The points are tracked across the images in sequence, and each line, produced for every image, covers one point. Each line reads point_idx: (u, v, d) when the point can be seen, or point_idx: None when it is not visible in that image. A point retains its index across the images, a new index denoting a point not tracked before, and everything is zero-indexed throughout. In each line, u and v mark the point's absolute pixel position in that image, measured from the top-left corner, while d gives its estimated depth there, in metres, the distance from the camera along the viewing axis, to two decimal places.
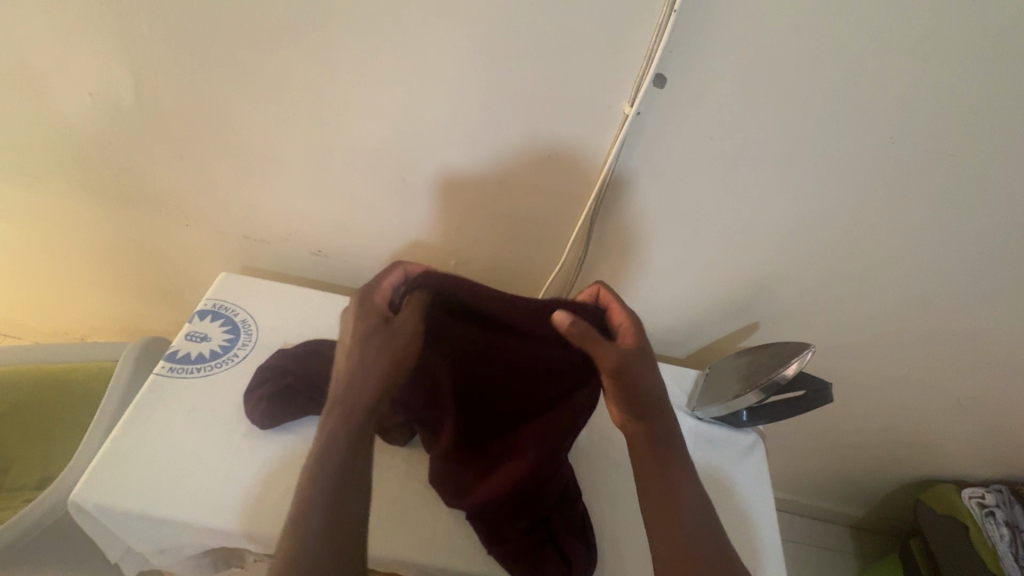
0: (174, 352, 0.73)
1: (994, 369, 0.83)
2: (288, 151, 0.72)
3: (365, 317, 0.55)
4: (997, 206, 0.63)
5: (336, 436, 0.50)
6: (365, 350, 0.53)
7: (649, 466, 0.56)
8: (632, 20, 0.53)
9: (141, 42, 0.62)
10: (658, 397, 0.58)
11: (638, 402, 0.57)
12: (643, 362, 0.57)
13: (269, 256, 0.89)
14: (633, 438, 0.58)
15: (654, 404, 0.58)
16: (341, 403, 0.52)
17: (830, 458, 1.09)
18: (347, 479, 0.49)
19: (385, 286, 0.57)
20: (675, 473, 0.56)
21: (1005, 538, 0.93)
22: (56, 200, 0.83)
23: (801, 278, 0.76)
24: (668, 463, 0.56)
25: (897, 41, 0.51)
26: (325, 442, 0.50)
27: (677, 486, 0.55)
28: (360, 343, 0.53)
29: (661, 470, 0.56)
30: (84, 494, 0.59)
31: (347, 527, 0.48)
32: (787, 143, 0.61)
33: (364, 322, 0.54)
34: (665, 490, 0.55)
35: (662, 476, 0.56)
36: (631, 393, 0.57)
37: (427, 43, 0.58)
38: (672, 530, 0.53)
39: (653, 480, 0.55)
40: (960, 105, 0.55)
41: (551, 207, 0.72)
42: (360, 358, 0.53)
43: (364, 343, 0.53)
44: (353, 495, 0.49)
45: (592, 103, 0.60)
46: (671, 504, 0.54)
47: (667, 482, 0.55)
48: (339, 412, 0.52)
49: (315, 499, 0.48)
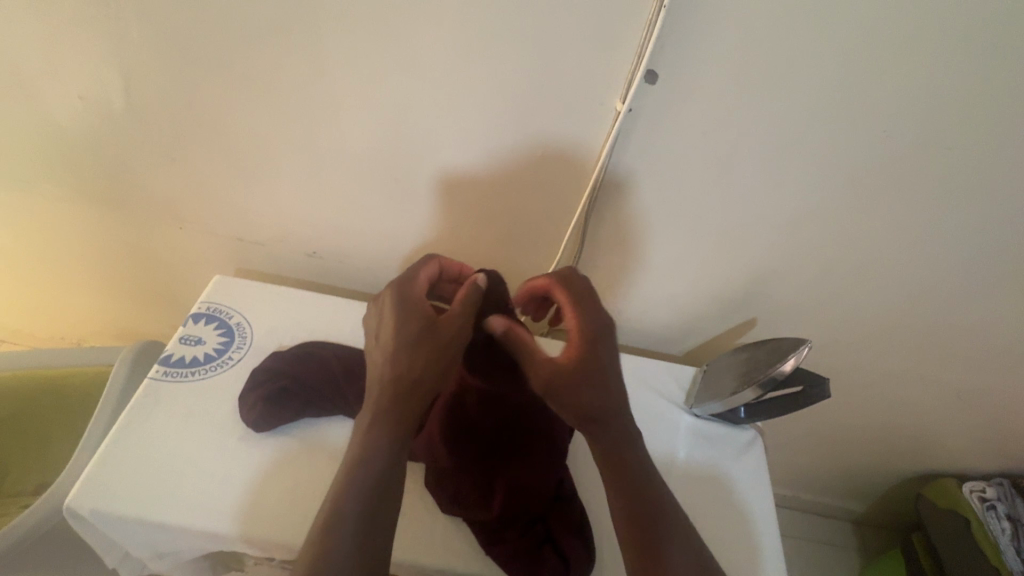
0: (169, 356, 0.73)
1: (997, 362, 0.82)
2: (281, 152, 0.71)
3: (412, 318, 0.55)
4: (995, 198, 0.62)
5: (378, 439, 0.51)
6: (417, 350, 0.54)
7: (616, 471, 0.55)
8: (622, 15, 0.52)
9: (128, 44, 0.61)
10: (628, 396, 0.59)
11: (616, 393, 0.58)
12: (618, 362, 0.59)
13: (263, 258, 0.88)
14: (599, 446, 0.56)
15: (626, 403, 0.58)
16: (392, 400, 0.53)
17: (830, 453, 1.08)
18: (386, 490, 0.50)
19: (421, 280, 0.60)
20: (643, 476, 0.55)
21: (1007, 531, 0.92)
22: (50, 205, 0.83)
23: (797, 273, 0.76)
24: (636, 467, 0.56)
25: (890, 34, 0.51)
26: (369, 445, 0.51)
27: (649, 490, 0.54)
28: (408, 346, 0.54)
29: (633, 474, 0.55)
30: (79, 500, 0.59)
31: (379, 534, 0.48)
32: (780, 138, 0.60)
33: (413, 321, 0.55)
34: (635, 494, 0.54)
35: (632, 479, 0.55)
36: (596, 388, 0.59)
37: (416, 44, 0.58)
38: (646, 539, 0.51)
39: (621, 483, 0.54)
40: (955, 99, 0.55)
41: (546, 204, 0.72)
42: (421, 353, 0.54)
43: (416, 342, 0.54)
44: (389, 504, 0.50)
45: (584, 100, 0.60)
46: (646, 508, 0.53)
47: (637, 484, 0.54)
48: (393, 401, 0.53)
49: (353, 494, 0.49)
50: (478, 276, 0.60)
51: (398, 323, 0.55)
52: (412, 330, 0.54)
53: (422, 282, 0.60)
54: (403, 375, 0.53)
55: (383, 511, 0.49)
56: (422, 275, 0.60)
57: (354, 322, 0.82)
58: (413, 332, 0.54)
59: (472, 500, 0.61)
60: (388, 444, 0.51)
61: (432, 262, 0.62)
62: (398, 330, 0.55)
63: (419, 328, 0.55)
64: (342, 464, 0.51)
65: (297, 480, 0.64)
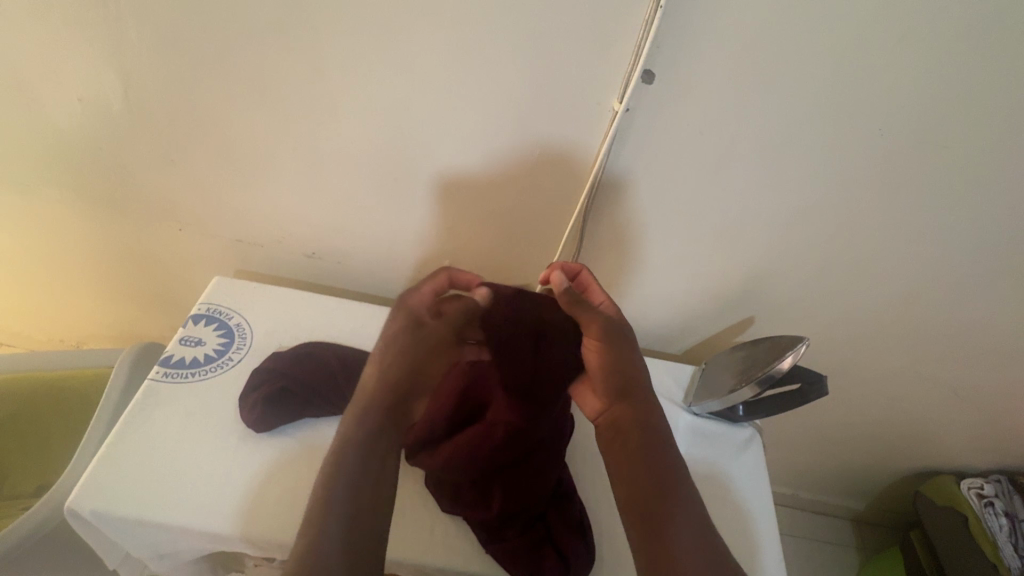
0: (170, 357, 0.73)
1: (994, 358, 0.82)
2: (280, 153, 0.71)
3: (400, 317, 0.60)
4: (989, 196, 0.63)
5: (355, 428, 0.55)
6: (396, 346, 0.59)
7: (632, 460, 0.56)
8: (619, 14, 0.53)
9: (127, 45, 0.61)
10: (634, 377, 0.60)
11: (621, 375, 0.59)
12: (620, 338, 0.59)
13: (263, 259, 0.89)
14: (614, 425, 0.58)
15: (629, 384, 0.59)
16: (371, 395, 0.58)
17: (829, 451, 1.09)
18: (365, 481, 0.52)
19: (426, 293, 0.60)
20: (660, 466, 0.55)
21: (1005, 527, 0.92)
22: (49, 207, 0.83)
23: (793, 272, 0.77)
24: (651, 457, 0.56)
25: (884, 34, 0.51)
26: (348, 433, 0.55)
27: (664, 484, 0.54)
28: (392, 342, 0.59)
29: (646, 464, 0.55)
30: (79, 501, 0.59)
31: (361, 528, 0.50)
32: (777, 137, 0.61)
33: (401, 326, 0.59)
34: (648, 488, 0.54)
35: (646, 469, 0.55)
36: (604, 365, 0.59)
37: (415, 44, 0.58)
38: (655, 538, 0.51)
39: (636, 474, 0.55)
40: (948, 99, 0.55)
41: (544, 204, 0.72)
42: (408, 355, 0.59)
43: (397, 339, 0.59)
44: (369, 499, 0.52)
45: (581, 101, 0.60)
46: (657, 504, 0.52)
47: (649, 477, 0.54)
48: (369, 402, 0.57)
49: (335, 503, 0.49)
50: (479, 292, 0.58)
51: (390, 322, 0.61)
52: (398, 329, 0.60)
53: (427, 295, 0.60)
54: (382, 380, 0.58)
55: (362, 509, 0.51)
56: (428, 288, 0.60)
57: (354, 322, 0.82)
58: (396, 331, 0.60)
59: (472, 499, 0.61)
60: (363, 431, 0.55)
61: (439, 275, 0.60)
62: (388, 328, 0.60)
63: (406, 327, 0.59)
64: (320, 471, 0.52)
65: (298, 481, 0.64)
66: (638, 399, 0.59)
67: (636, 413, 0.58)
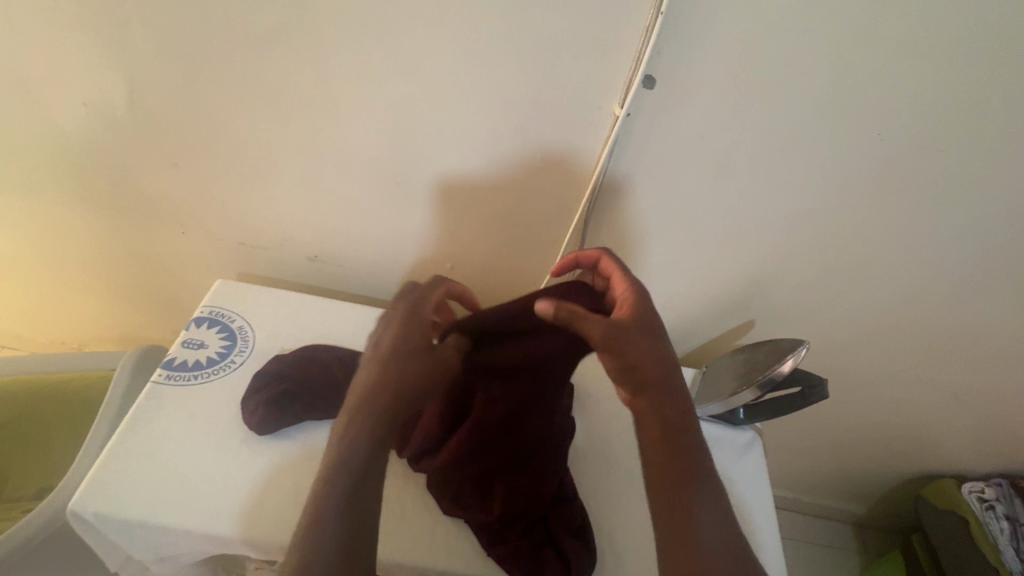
0: (172, 359, 0.73)
1: (994, 362, 0.82)
2: (283, 158, 0.72)
3: (413, 326, 0.55)
4: (987, 200, 0.63)
5: (357, 439, 0.49)
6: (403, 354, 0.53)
7: (659, 451, 0.49)
8: (619, 20, 0.53)
9: (133, 50, 0.62)
10: (662, 366, 0.51)
11: (647, 362, 0.51)
12: (645, 327, 0.53)
13: (265, 262, 0.89)
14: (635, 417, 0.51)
15: (658, 374, 0.51)
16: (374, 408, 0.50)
17: (830, 454, 1.09)
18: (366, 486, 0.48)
19: (432, 300, 0.58)
20: (692, 454, 0.49)
21: (1006, 532, 0.92)
22: (52, 210, 0.83)
23: (794, 276, 0.77)
24: (678, 445, 0.49)
25: (882, 40, 0.52)
26: (348, 445, 0.48)
27: (694, 475, 0.48)
28: (398, 349, 0.53)
29: (677, 452, 0.49)
30: (82, 503, 0.59)
31: (364, 526, 0.47)
32: (778, 142, 0.61)
33: (414, 335, 0.55)
34: (676, 482, 0.47)
35: (677, 457, 0.48)
36: (629, 353, 0.51)
37: (417, 48, 0.58)
38: (683, 534, 0.45)
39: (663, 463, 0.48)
40: (946, 103, 0.56)
41: (545, 208, 0.73)
42: (412, 366, 0.53)
43: (404, 348, 0.53)
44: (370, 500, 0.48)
45: (582, 106, 0.61)
46: (685, 497, 0.47)
47: (679, 467, 0.48)
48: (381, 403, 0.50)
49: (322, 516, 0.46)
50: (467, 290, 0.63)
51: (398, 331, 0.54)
52: (401, 337, 0.54)
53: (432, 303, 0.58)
54: (394, 378, 0.51)
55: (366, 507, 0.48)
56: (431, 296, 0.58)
57: (356, 325, 0.83)
58: (405, 336, 0.54)
59: (474, 501, 0.62)
60: (365, 446, 0.49)
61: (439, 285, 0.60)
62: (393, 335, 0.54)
63: (413, 335, 0.55)
64: (317, 476, 0.48)
65: (299, 483, 0.64)
66: (666, 389, 0.51)
67: (661, 406, 0.50)
